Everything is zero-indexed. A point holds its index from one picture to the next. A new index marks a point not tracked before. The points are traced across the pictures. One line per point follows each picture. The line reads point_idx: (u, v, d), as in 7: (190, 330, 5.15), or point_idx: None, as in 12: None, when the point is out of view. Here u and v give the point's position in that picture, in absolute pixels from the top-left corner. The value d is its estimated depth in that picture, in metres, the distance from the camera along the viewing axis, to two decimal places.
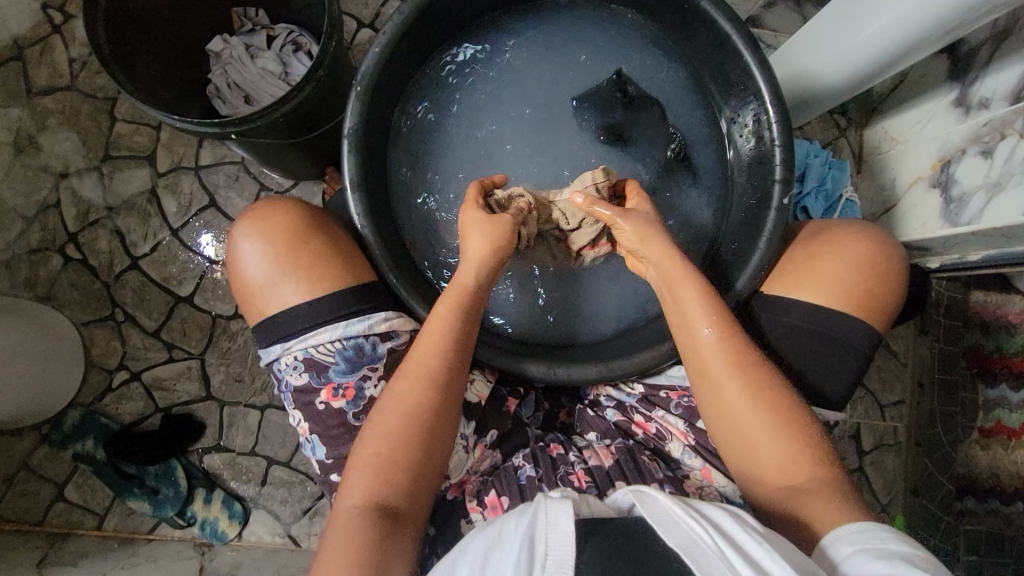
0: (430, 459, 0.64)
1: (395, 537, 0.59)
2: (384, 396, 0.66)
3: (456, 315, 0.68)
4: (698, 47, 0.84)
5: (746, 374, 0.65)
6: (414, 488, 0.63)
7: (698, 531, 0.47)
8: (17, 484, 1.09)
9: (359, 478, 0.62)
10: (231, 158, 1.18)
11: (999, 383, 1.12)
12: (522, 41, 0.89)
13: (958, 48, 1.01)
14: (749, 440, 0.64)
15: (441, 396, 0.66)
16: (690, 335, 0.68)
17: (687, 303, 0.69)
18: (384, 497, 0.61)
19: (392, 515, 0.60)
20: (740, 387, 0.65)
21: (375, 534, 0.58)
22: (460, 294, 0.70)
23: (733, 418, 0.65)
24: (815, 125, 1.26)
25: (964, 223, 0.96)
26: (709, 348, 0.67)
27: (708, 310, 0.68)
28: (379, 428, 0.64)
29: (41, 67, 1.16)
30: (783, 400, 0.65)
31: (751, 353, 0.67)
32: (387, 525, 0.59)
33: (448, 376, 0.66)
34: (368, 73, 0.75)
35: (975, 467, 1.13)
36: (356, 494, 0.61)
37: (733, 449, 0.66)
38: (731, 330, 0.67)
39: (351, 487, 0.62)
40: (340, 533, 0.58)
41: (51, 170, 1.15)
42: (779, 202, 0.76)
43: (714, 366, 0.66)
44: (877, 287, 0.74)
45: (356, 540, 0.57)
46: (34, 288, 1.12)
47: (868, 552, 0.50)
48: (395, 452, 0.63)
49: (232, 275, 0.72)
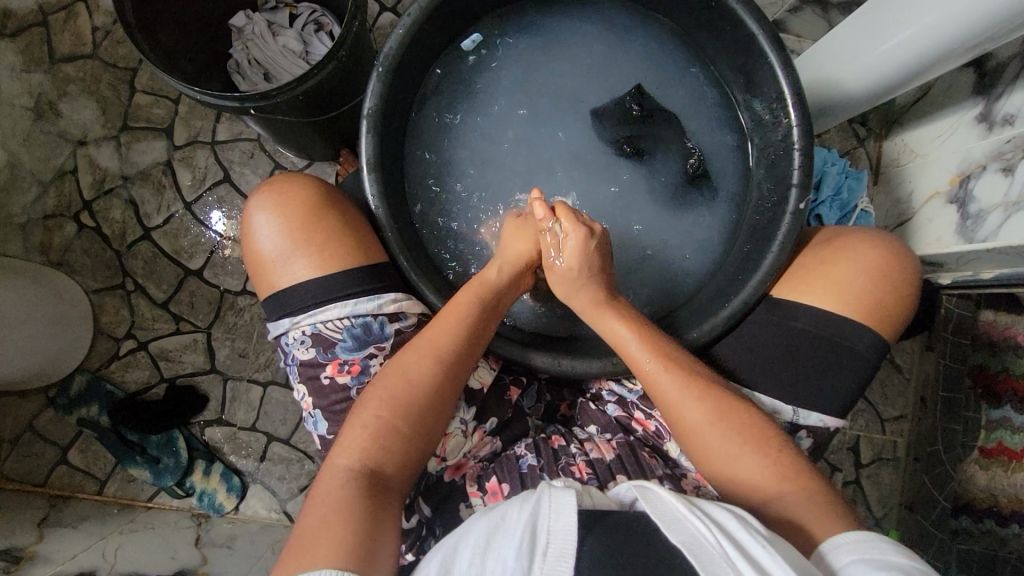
0: (424, 438, 0.65)
1: (381, 507, 0.59)
2: (388, 365, 0.66)
3: (477, 304, 0.70)
4: (722, 46, 0.83)
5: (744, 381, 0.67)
6: (404, 465, 0.63)
7: (703, 530, 0.47)
8: (22, 445, 1.10)
9: (353, 444, 0.62)
10: (248, 135, 1.18)
11: (1003, 404, 1.09)
12: (545, 33, 0.89)
13: (986, 62, 0.99)
14: (715, 453, 0.65)
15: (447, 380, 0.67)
16: (637, 367, 0.70)
17: None
18: (376, 468, 0.62)
19: (382, 488, 0.61)
20: (700, 406, 0.66)
21: (363, 500, 0.58)
22: (484, 287, 0.71)
23: (698, 432, 0.66)
24: (833, 134, 1.25)
25: (981, 239, 0.95)
26: (658, 377, 0.68)
27: None
28: (381, 395, 0.64)
29: (65, 34, 1.16)
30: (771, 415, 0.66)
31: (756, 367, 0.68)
32: (374, 495, 0.59)
33: (458, 362, 0.67)
34: (392, 53, 0.75)
35: (973, 486, 1.12)
36: (346, 459, 0.61)
37: (699, 458, 0.67)
38: (674, 357, 0.69)
39: (344, 451, 0.62)
40: (329, 493, 0.58)
41: (69, 137, 1.16)
42: (794, 207, 0.75)
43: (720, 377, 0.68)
44: (889, 296, 0.73)
45: (344, 502, 0.57)
46: (47, 253, 1.13)
47: (865, 561, 0.50)
48: (393, 422, 0.63)
49: (246, 248, 0.72)
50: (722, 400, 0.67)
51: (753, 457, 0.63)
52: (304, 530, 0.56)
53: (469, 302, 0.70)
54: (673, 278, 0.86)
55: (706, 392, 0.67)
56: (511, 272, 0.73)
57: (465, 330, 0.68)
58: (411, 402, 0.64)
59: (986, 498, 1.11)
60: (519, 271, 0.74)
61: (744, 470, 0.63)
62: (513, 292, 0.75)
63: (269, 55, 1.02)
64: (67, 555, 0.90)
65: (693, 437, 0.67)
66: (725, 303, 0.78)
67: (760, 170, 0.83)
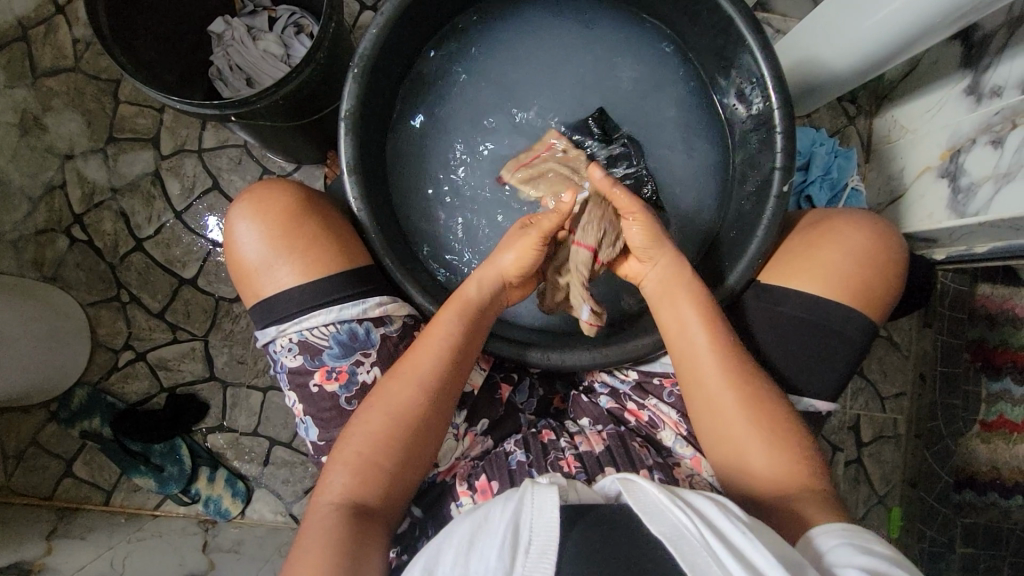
0: (411, 461, 0.65)
1: (368, 533, 0.60)
2: (375, 392, 0.67)
3: (458, 324, 0.69)
4: (702, 30, 0.82)
5: (743, 387, 0.66)
6: (393, 485, 0.64)
7: (685, 521, 0.48)
8: (27, 459, 1.11)
9: (339, 475, 0.63)
10: (234, 141, 1.18)
11: (1003, 377, 1.12)
12: (524, 25, 0.88)
13: (972, 34, 0.98)
14: (741, 451, 0.65)
15: (429, 402, 0.66)
16: (688, 349, 0.69)
17: (687, 319, 0.70)
18: (362, 493, 0.62)
19: (367, 514, 0.62)
20: (731, 393, 0.66)
21: (350, 530, 0.59)
22: (465, 304, 0.70)
23: (731, 434, 0.66)
24: (823, 113, 1.24)
25: (971, 214, 0.95)
26: (706, 360, 0.68)
27: (709, 326, 0.69)
28: (367, 426, 0.65)
29: (46, 48, 1.16)
30: (775, 415, 0.66)
31: (747, 369, 0.67)
32: (360, 522, 0.60)
33: (438, 383, 0.67)
34: (366, 54, 0.74)
35: (975, 459, 1.14)
36: (335, 493, 0.62)
37: (729, 465, 0.66)
38: (725, 336, 0.69)
39: (332, 483, 0.63)
40: (317, 528, 0.60)
41: (57, 151, 1.16)
42: (779, 190, 0.74)
43: (713, 384, 0.67)
44: (876, 277, 0.73)
45: (331, 534, 0.59)
46: (41, 268, 1.14)
47: (855, 546, 0.51)
48: (380, 450, 0.64)
49: (230, 258, 0.72)
50: (754, 396, 0.66)
51: (781, 460, 0.64)
52: (297, 563, 0.57)
53: (448, 320, 0.69)
54: None
55: (742, 386, 0.66)
56: (493, 285, 0.72)
57: (444, 352, 0.68)
58: (398, 434, 0.65)
59: (989, 471, 1.13)
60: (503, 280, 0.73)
61: (761, 471, 0.64)
62: (498, 302, 0.74)
63: (249, 60, 1.01)
64: (76, 566, 0.91)
65: (720, 426, 0.67)
66: (713, 291, 0.77)
67: (744, 157, 0.83)
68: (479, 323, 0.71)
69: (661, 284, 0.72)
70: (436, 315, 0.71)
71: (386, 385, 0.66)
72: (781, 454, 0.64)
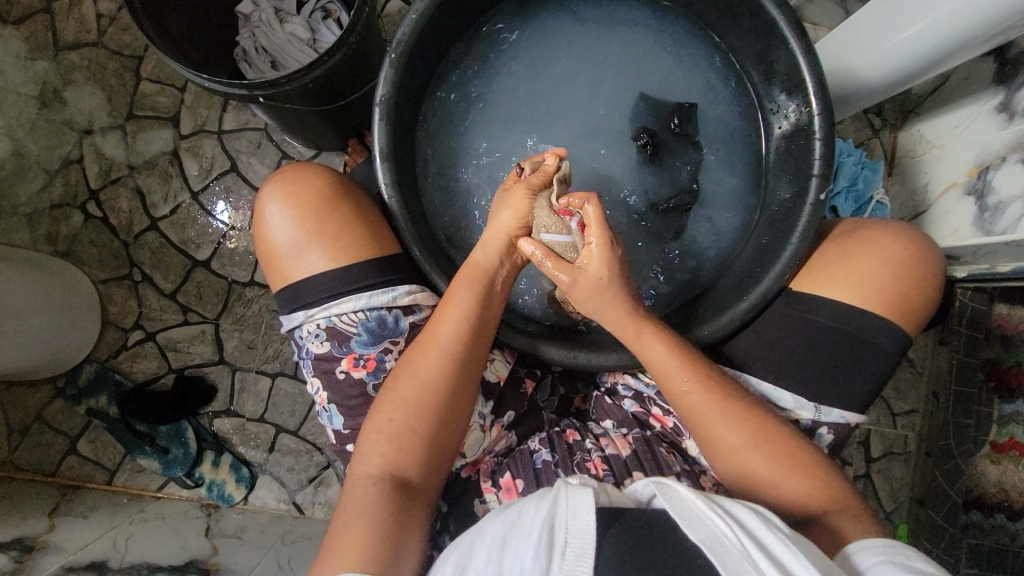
0: (444, 433, 0.65)
1: (407, 506, 0.60)
2: (398, 368, 0.66)
3: (471, 292, 0.68)
4: (741, 32, 0.81)
5: (730, 405, 0.66)
6: (428, 458, 0.64)
7: (725, 531, 0.46)
8: (31, 435, 1.10)
9: (373, 451, 0.63)
10: (254, 124, 1.17)
11: (1015, 399, 1.07)
12: (559, 19, 0.87)
13: (1008, 51, 0.97)
14: (753, 468, 0.65)
15: (454, 372, 0.66)
16: (666, 383, 0.68)
17: (655, 355, 0.68)
18: (398, 471, 0.62)
19: (406, 489, 0.61)
20: (730, 429, 0.66)
21: (388, 504, 0.59)
22: (474, 271, 0.69)
23: (737, 453, 0.66)
24: (848, 124, 1.23)
25: (999, 232, 0.94)
26: (682, 389, 0.67)
27: (677, 356, 0.68)
28: (393, 400, 0.64)
29: (69, 21, 1.15)
30: (773, 429, 0.66)
31: (726, 388, 0.68)
32: (398, 496, 0.60)
33: (461, 354, 0.66)
34: (404, 40, 0.73)
35: (982, 480, 1.10)
36: (369, 468, 0.62)
37: (743, 480, 0.66)
38: (702, 376, 0.67)
39: (365, 460, 0.62)
40: (355, 504, 0.59)
41: (75, 125, 1.15)
42: (814, 198, 0.73)
43: (696, 408, 0.67)
44: (912, 290, 0.72)
45: (371, 507, 0.58)
46: (54, 243, 1.13)
47: (891, 563, 0.50)
48: (409, 423, 0.63)
49: (259, 240, 0.71)
50: (745, 411, 0.66)
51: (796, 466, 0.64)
52: (337, 541, 0.56)
53: (463, 291, 0.68)
54: (689, 269, 0.85)
55: (735, 410, 0.66)
56: (502, 250, 0.70)
57: (462, 323, 0.66)
58: (420, 406, 0.64)
59: (996, 493, 1.08)
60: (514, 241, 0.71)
61: (780, 481, 0.64)
62: (513, 264, 0.72)
63: (276, 42, 1.00)
64: (79, 545, 0.90)
65: (722, 447, 0.66)
66: (742, 296, 0.76)
67: (776, 162, 0.82)
68: (495, 291, 0.70)
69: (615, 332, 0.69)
70: (449, 288, 0.69)
71: (409, 360, 0.66)
72: (798, 462, 0.64)
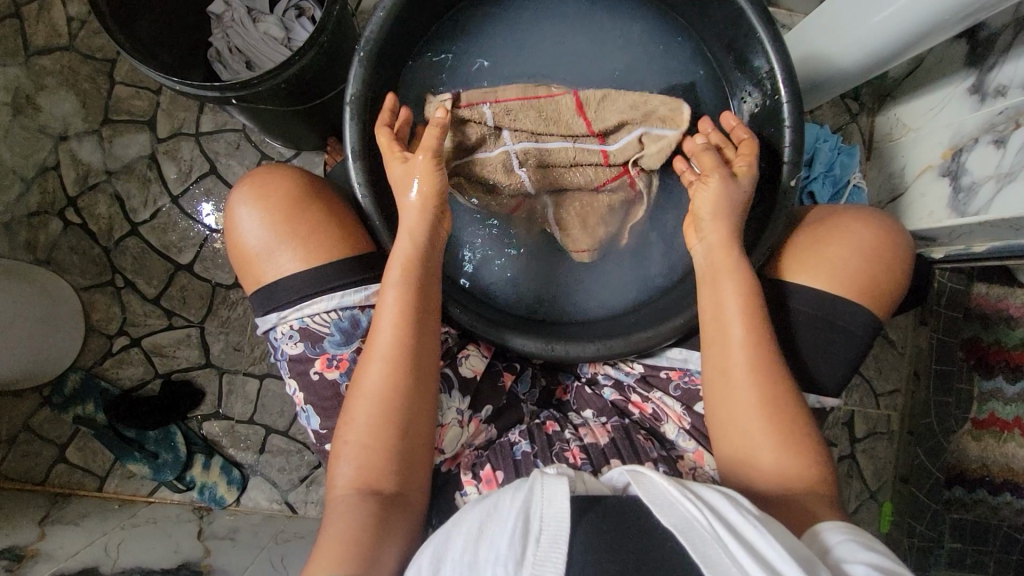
0: (408, 436, 0.65)
1: (388, 516, 0.61)
2: (351, 383, 0.67)
3: (401, 282, 0.67)
4: (711, 22, 0.82)
5: (767, 380, 0.67)
6: (398, 463, 0.65)
7: (696, 515, 0.48)
8: (19, 445, 1.10)
9: (344, 466, 0.64)
10: (233, 125, 1.16)
11: (996, 375, 1.12)
12: (531, 13, 0.87)
13: (977, 33, 0.98)
14: (744, 441, 0.67)
15: (401, 374, 0.66)
16: (721, 330, 0.70)
17: (725, 301, 0.70)
18: (371, 480, 0.63)
19: (380, 495, 0.62)
20: (752, 390, 0.67)
21: (366, 514, 0.60)
22: (403, 262, 0.68)
23: (737, 420, 0.67)
24: (826, 109, 1.24)
25: (972, 212, 0.95)
26: (735, 348, 0.68)
27: (745, 314, 0.69)
28: (349, 414, 0.65)
29: (39, 26, 1.13)
30: (790, 420, 0.66)
31: (773, 362, 0.68)
32: (373, 503, 0.61)
33: (402, 351, 0.66)
34: (372, 38, 0.73)
35: (965, 457, 1.14)
36: (343, 482, 0.63)
37: (728, 452, 0.68)
38: (761, 342, 0.68)
39: (340, 475, 0.64)
40: (336, 518, 0.61)
41: (50, 131, 1.13)
42: (785, 184, 0.74)
43: (736, 368, 0.68)
44: (882, 274, 0.74)
45: (350, 520, 0.60)
46: (34, 251, 1.12)
47: (860, 543, 0.52)
48: (370, 434, 0.64)
49: (229, 243, 0.71)
50: (776, 392, 0.67)
51: (784, 456, 0.65)
52: (318, 554, 0.58)
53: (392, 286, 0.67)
54: (667, 257, 0.84)
55: (763, 377, 0.67)
56: (422, 225, 0.69)
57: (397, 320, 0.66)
58: (376, 405, 0.65)
59: (978, 468, 1.14)
60: (433, 217, 0.70)
61: (762, 463, 0.65)
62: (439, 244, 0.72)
63: (249, 42, 0.99)
64: (70, 552, 0.90)
65: (726, 408, 0.68)
66: None
67: None
68: (426, 278, 0.69)
69: (708, 261, 0.72)
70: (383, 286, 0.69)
71: (359, 372, 0.66)
72: (784, 454, 0.65)
